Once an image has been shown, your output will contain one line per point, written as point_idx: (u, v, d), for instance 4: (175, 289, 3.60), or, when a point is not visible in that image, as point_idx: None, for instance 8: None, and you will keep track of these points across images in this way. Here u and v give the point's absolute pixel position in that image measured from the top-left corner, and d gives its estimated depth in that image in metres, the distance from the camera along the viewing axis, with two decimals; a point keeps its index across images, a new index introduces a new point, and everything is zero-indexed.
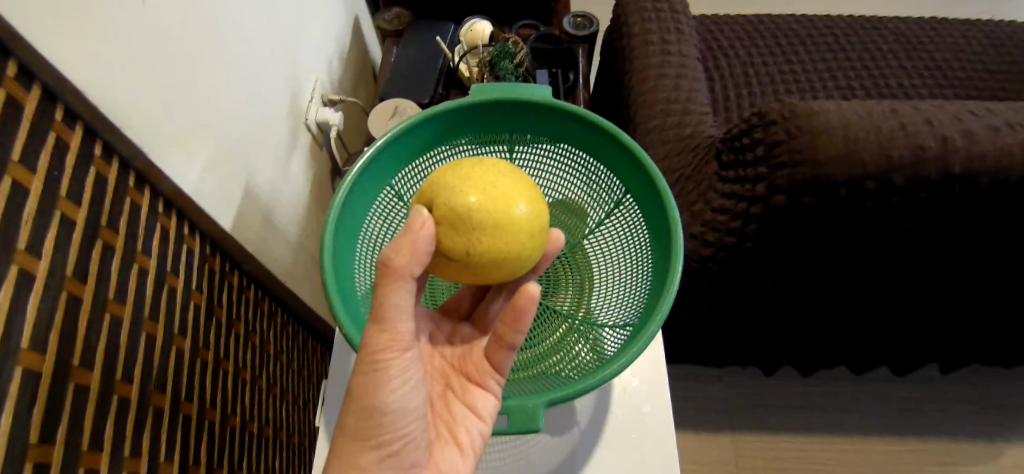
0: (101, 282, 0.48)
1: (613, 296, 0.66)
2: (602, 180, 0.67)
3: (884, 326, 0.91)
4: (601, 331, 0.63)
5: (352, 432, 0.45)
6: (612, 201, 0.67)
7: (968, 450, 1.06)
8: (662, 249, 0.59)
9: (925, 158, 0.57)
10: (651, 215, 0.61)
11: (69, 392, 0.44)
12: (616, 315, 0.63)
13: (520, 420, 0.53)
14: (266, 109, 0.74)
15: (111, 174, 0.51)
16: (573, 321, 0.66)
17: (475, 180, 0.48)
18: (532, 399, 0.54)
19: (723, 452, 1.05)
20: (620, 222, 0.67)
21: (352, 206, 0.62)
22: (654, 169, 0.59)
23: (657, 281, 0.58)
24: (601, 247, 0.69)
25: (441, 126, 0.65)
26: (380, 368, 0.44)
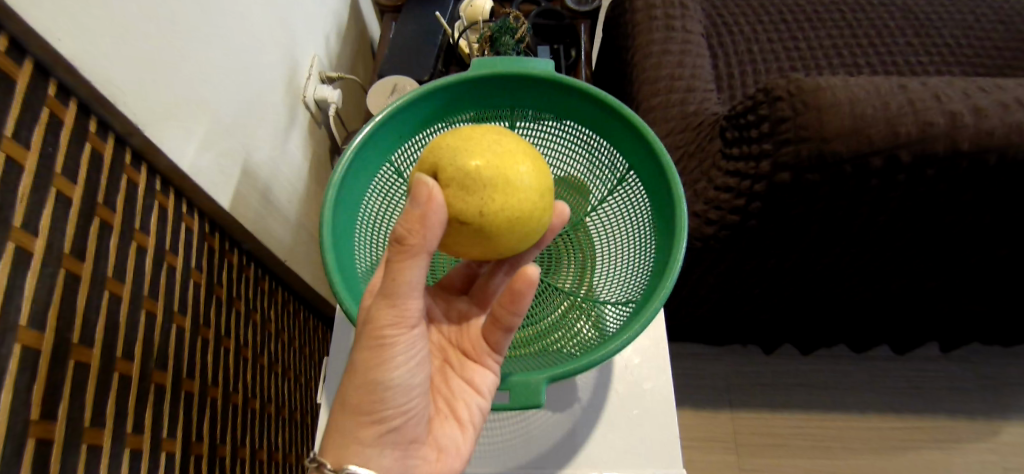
0: (100, 260, 0.48)
1: (615, 272, 0.65)
2: (605, 156, 0.67)
3: (885, 305, 0.91)
4: (603, 308, 0.63)
5: (353, 407, 0.45)
6: (615, 178, 0.66)
7: (965, 428, 1.06)
8: (665, 226, 0.59)
9: (933, 134, 0.56)
10: (654, 192, 0.61)
11: (69, 369, 0.44)
12: (618, 292, 0.63)
13: (523, 395, 0.53)
14: (264, 85, 0.73)
15: (107, 151, 0.50)
16: (575, 298, 0.66)
17: (476, 141, 0.48)
18: (534, 375, 0.54)
19: (722, 429, 1.06)
20: (623, 200, 0.66)
21: (351, 182, 0.61)
22: (657, 144, 0.59)
23: (659, 258, 0.58)
24: (603, 225, 0.68)
25: (441, 101, 0.64)
26: (386, 344, 0.43)
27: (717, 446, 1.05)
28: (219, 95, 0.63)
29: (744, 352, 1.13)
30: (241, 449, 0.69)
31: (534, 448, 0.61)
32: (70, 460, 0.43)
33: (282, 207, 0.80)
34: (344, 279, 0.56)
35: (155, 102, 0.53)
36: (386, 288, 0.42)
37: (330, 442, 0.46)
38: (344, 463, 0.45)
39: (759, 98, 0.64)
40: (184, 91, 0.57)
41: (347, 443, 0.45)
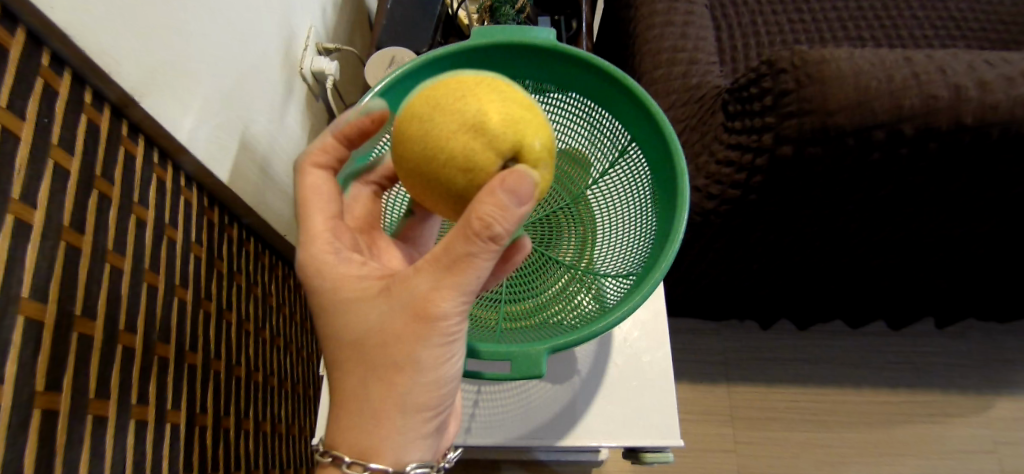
0: (99, 232, 0.48)
1: (615, 246, 0.66)
2: (608, 128, 0.66)
3: (882, 280, 0.91)
4: (604, 281, 0.64)
5: (412, 407, 0.44)
6: (617, 150, 0.66)
7: (958, 402, 1.08)
8: (666, 199, 0.59)
9: (937, 108, 0.56)
10: (656, 165, 0.61)
11: (73, 341, 0.44)
12: (618, 265, 0.64)
13: (524, 366, 0.53)
14: (260, 56, 0.72)
15: (103, 122, 0.50)
16: (575, 271, 0.66)
17: (500, 95, 0.43)
18: (535, 346, 0.54)
19: (718, 403, 1.08)
20: (625, 173, 0.66)
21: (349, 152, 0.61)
22: (661, 115, 0.58)
23: (661, 231, 0.58)
24: (604, 198, 0.68)
25: (440, 71, 0.63)
26: (451, 338, 0.44)
27: (713, 419, 1.07)
28: (215, 66, 0.62)
29: (742, 327, 1.14)
30: (246, 421, 0.70)
31: (534, 418, 0.62)
32: (75, 430, 0.44)
33: (281, 180, 0.80)
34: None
35: (151, 72, 0.52)
36: (460, 285, 0.41)
37: (387, 448, 0.44)
38: (407, 459, 0.45)
39: (762, 70, 0.63)
40: (180, 61, 0.56)
41: (410, 442, 0.45)
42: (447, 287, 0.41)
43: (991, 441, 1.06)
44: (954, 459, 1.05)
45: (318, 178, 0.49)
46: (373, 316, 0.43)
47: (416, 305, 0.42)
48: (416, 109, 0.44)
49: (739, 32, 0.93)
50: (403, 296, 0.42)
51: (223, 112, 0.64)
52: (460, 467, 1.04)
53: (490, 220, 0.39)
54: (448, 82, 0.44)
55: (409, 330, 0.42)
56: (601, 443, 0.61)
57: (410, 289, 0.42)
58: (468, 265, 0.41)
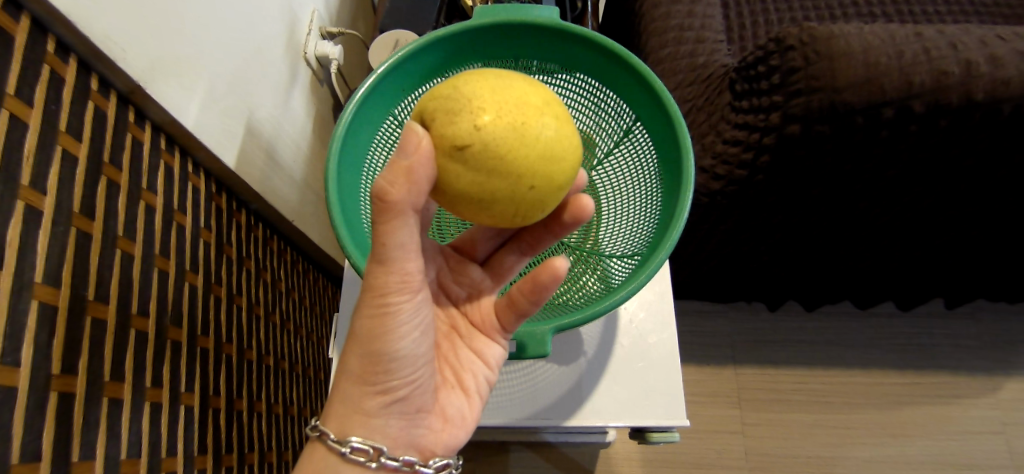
0: (110, 217, 0.48)
1: (620, 226, 0.66)
2: (611, 106, 0.66)
3: (891, 261, 0.91)
4: (609, 261, 0.64)
5: (357, 376, 0.46)
6: (622, 129, 0.66)
7: (966, 383, 1.08)
8: (672, 176, 0.58)
9: (948, 83, 0.55)
10: (661, 143, 0.60)
11: (87, 325, 0.44)
12: (622, 245, 0.64)
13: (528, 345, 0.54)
14: (264, 41, 0.72)
15: (111, 109, 0.50)
16: (581, 252, 0.67)
17: (499, 150, 0.43)
18: (540, 325, 0.55)
19: (726, 384, 1.08)
20: (629, 152, 0.66)
21: (354, 136, 0.61)
22: (666, 94, 0.57)
23: (666, 209, 0.58)
24: (609, 178, 0.68)
25: (445, 51, 0.63)
26: (389, 311, 0.44)
27: (720, 401, 1.08)
28: (219, 51, 0.62)
29: (749, 309, 1.13)
30: (258, 404, 0.71)
31: (540, 399, 0.62)
32: (92, 412, 0.44)
33: (288, 166, 0.81)
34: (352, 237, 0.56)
35: (157, 57, 0.53)
36: (385, 261, 0.42)
37: (334, 415, 0.47)
38: (350, 433, 0.46)
39: (770, 48, 0.63)
40: (186, 47, 0.56)
41: (350, 413, 0.46)
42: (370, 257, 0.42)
43: (999, 422, 1.06)
44: (962, 440, 1.05)
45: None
46: None
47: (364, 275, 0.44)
48: (448, 128, 0.43)
49: (747, 10, 0.91)
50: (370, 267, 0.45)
51: (229, 97, 0.65)
52: (469, 450, 1.05)
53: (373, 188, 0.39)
54: (477, 108, 0.43)
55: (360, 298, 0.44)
56: (607, 423, 0.61)
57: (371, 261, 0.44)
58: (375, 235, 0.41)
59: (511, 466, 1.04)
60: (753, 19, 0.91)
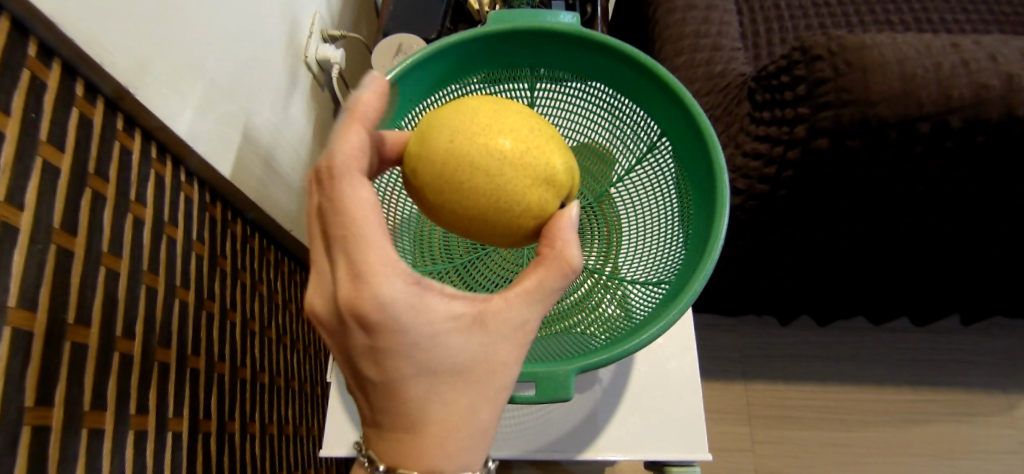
0: (94, 233, 0.45)
1: (641, 248, 0.63)
2: (633, 120, 0.63)
3: (910, 277, 0.88)
4: (631, 287, 0.61)
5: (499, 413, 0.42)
6: (646, 144, 0.63)
7: (983, 401, 1.05)
8: (700, 197, 0.56)
9: (988, 98, 0.51)
10: (691, 160, 0.57)
11: (66, 349, 0.41)
12: (648, 270, 0.61)
13: (550, 388, 0.49)
14: (263, 45, 0.69)
15: (97, 115, 0.47)
16: (600, 276, 0.63)
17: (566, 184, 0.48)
18: (562, 364, 0.50)
19: (736, 401, 1.05)
20: (654, 171, 0.62)
21: None
22: (696, 107, 0.54)
23: (698, 234, 0.55)
24: (631, 198, 0.64)
25: (453, 61, 0.60)
26: None
27: (730, 417, 1.04)
28: (213, 56, 0.58)
29: (759, 323, 1.10)
30: (252, 424, 0.67)
31: (553, 429, 0.59)
32: (70, 445, 0.41)
33: (287, 174, 0.77)
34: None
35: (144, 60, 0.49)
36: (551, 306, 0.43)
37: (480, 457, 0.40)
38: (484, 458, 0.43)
39: (794, 57, 0.59)
40: (179, 51, 0.53)
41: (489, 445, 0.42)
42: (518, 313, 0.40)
43: (1017, 441, 1.03)
44: (977, 459, 1.02)
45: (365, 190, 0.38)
46: (476, 345, 0.39)
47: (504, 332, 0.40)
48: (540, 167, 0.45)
49: (762, 16, 0.88)
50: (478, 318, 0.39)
51: (224, 103, 0.61)
52: None
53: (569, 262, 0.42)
54: (554, 146, 0.47)
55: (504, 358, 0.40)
56: (631, 457, 0.58)
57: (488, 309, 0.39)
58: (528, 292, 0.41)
59: None
60: (768, 25, 0.88)
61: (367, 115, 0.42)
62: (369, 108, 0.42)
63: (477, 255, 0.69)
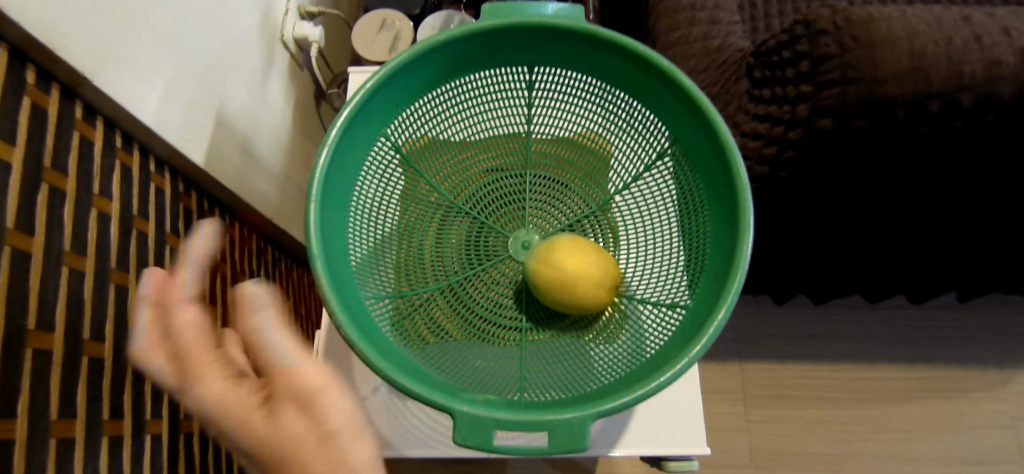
0: (52, 231, 0.42)
1: (651, 259, 0.54)
2: (643, 123, 0.54)
3: (908, 256, 0.86)
4: (642, 306, 0.52)
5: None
6: (656, 151, 0.54)
7: (976, 377, 1.05)
8: (720, 204, 0.48)
9: (1001, 75, 0.49)
10: (708, 172, 0.49)
11: (27, 358, 0.39)
12: (662, 287, 0.52)
13: (562, 437, 0.40)
14: (236, 25, 0.65)
15: (52, 105, 0.43)
16: (605, 294, 0.54)
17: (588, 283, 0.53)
18: (574, 409, 0.41)
19: (730, 381, 1.05)
20: (668, 180, 0.54)
21: (340, 168, 0.48)
22: (714, 112, 0.47)
23: (718, 257, 0.47)
24: (640, 207, 0.56)
25: (440, 62, 0.51)
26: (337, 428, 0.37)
27: (724, 397, 1.04)
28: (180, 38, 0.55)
29: (754, 302, 1.09)
30: None
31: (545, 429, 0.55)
32: (37, 458, 0.39)
33: (265, 160, 0.74)
34: (334, 281, 0.44)
35: (103, 44, 0.45)
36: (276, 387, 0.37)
37: None
38: None
39: (796, 30, 0.57)
40: (140, 34, 0.49)
41: None
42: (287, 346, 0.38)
43: (1009, 416, 1.03)
44: (970, 435, 1.02)
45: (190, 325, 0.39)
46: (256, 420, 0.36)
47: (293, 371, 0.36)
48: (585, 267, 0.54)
49: None
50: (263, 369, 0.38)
51: (195, 87, 0.58)
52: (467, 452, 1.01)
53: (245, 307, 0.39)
54: None
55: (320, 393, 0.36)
56: (630, 454, 0.54)
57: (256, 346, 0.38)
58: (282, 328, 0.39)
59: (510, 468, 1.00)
60: None
61: (179, 286, 0.42)
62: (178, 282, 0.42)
63: (473, 270, 0.55)
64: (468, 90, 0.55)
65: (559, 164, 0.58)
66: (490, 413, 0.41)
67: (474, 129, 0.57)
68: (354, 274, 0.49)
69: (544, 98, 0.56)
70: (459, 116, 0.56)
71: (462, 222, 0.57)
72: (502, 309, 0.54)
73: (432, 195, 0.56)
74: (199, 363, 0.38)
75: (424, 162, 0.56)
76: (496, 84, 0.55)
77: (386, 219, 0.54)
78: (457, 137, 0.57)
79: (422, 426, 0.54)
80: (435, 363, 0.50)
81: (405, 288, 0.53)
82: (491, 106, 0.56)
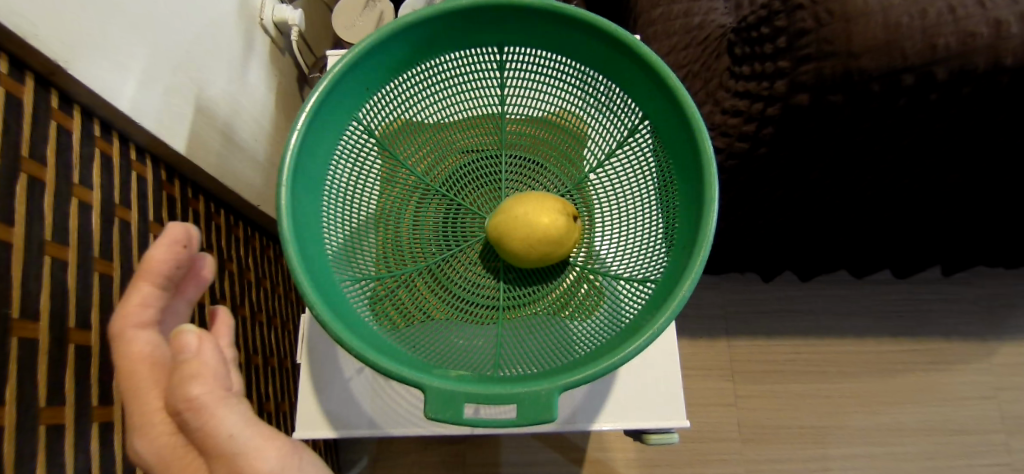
0: (32, 221, 0.42)
1: (622, 237, 0.54)
2: (614, 101, 0.54)
3: (891, 230, 0.87)
4: (614, 283, 0.52)
5: None
6: (627, 128, 0.54)
7: (959, 349, 1.07)
8: (687, 180, 0.49)
9: (973, 47, 0.49)
10: (675, 149, 0.50)
11: (13, 347, 0.39)
12: (634, 264, 0.52)
13: (531, 409, 0.41)
14: (213, 10, 0.64)
15: (27, 95, 0.43)
16: (581, 269, 0.54)
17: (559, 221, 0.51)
18: (543, 382, 0.42)
19: (719, 357, 1.06)
20: (639, 156, 0.54)
21: (310, 151, 0.49)
22: (680, 90, 0.47)
23: (684, 233, 0.48)
24: (613, 184, 0.56)
25: (411, 44, 0.51)
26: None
27: (713, 373, 1.05)
28: (155, 22, 0.54)
29: (742, 279, 1.10)
30: None
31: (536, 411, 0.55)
32: (27, 442, 0.40)
33: (248, 147, 0.74)
34: (306, 263, 0.45)
35: (80, 33, 0.45)
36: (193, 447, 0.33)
37: None
38: None
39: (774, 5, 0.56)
40: (115, 21, 0.49)
41: None
42: (233, 421, 0.32)
43: (991, 386, 1.05)
44: (952, 405, 1.04)
45: (150, 342, 0.35)
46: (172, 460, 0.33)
47: (233, 445, 0.32)
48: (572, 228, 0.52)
49: None
50: (192, 434, 0.32)
51: (173, 74, 0.58)
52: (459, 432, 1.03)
53: (183, 354, 0.33)
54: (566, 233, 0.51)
55: (259, 469, 0.32)
56: (620, 426, 0.54)
57: (181, 408, 0.32)
58: (219, 397, 0.32)
59: (504, 447, 1.02)
60: None
61: (162, 269, 0.36)
62: (167, 265, 0.36)
63: (450, 252, 0.55)
64: (441, 71, 0.55)
65: (534, 144, 0.58)
66: (460, 387, 0.42)
67: (447, 112, 0.57)
68: (329, 257, 0.50)
69: (516, 78, 0.56)
70: (431, 99, 0.56)
71: (438, 204, 0.57)
72: (479, 289, 0.55)
73: (407, 178, 0.57)
74: (139, 387, 0.34)
75: (399, 145, 0.56)
76: (469, 65, 0.55)
77: (362, 203, 0.55)
78: (431, 120, 0.57)
79: (406, 406, 0.55)
80: (411, 342, 0.50)
81: (383, 271, 0.54)
82: (464, 88, 0.56)
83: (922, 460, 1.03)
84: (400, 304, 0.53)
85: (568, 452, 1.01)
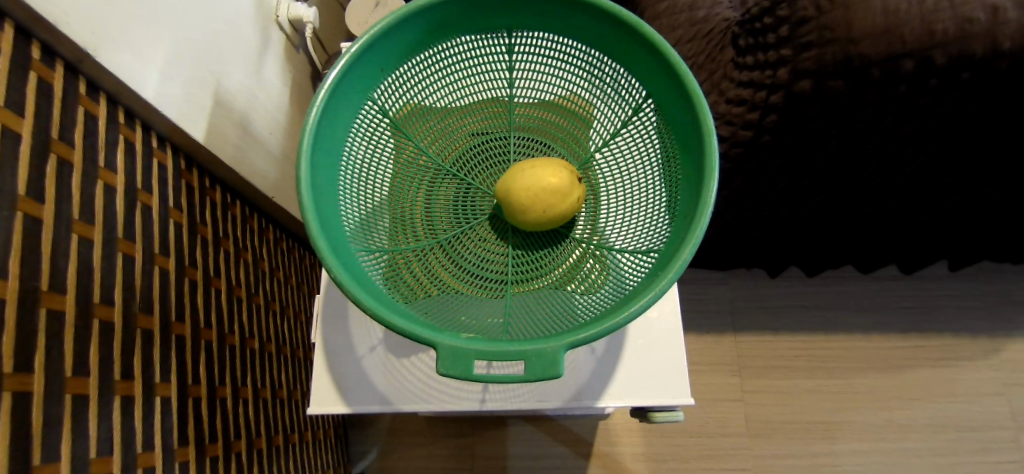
0: (61, 199, 0.44)
1: (626, 213, 0.56)
2: (618, 82, 0.56)
3: (898, 223, 0.88)
4: (619, 257, 0.54)
5: None
6: (631, 107, 0.56)
7: (968, 345, 1.07)
8: (688, 153, 0.50)
9: (971, 33, 0.50)
10: (677, 125, 0.51)
11: (41, 317, 0.41)
12: (638, 237, 0.53)
13: (538, 367, 0.42)
14: (232, 5, 0.67)
15: (56, 80, 0.45)
16: (587, 246, 0.56)
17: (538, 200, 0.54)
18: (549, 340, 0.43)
19: (726, 352, 1.07)
20: (643, 134, 0.55)
21: (329, 127, 0.51)
22: (681, 66, 0.48)
23: (685, 203, 0.49)
24: (618, 163, 0.57)
25: (422, 28, 0.53)
26: None
27: (721, 368, 1.06)
28: (178, 13, 0.57)
29: (749, 275, 1.10)
30: (244, 390, 0.68)
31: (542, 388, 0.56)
32: (54, 409, 0.41)
33: (264, 140, 0.76)
34: (325, 230, 0.46)
35: (105, 21, 0.47)
36: None
37: None
38: None
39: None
40: (139, 10, 0.51)
41: None
42: None
43: (1000, 382, 1.05)
44: (962, 401, 1.04)
45: None
46: None
47: None
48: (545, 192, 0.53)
49: None
50: None
51: (193, 65, 0.60)
52: (468, 425, 1.04)
53: None
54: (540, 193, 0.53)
55: None
56: (626, 403, 0.55)
57: None
58: None
59: (512, 440, 1.03)
60: None
61: None
62: None
63: (460, 228, 0.57)
64: (451, 54, 0.57)
65: (542, 126, 0.60)
66: (470, 345, 0.43)
67: (457, 94, 0.59)
68: (346, 228, 0.51)
69: (524, 61, 0.58)
70: (441, 83, 0.58)
71: (449, 182, 0.59)
72: (489, 264, 0.56)
73: (419, 157, 0.58)
74: None
75: (411, 126, 0.58)
76: (477, 48, 0.57)
77: (376, 180, 0.56)
78: (441, 102, 0.59)
79: (417, 385, 0.56)
80: (425, 311, 0.52)
81: (396, 245, 0.55)
82: (474, 71, 0.58)
83: (932, 456, 1.02)
84: (413, 276, 0.54)
85: (576, 446, 1.02)
